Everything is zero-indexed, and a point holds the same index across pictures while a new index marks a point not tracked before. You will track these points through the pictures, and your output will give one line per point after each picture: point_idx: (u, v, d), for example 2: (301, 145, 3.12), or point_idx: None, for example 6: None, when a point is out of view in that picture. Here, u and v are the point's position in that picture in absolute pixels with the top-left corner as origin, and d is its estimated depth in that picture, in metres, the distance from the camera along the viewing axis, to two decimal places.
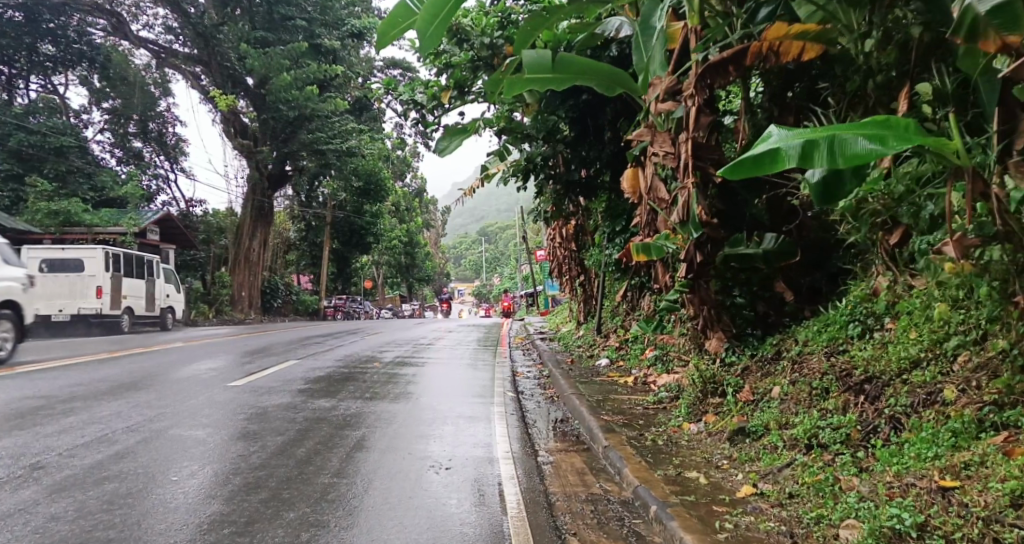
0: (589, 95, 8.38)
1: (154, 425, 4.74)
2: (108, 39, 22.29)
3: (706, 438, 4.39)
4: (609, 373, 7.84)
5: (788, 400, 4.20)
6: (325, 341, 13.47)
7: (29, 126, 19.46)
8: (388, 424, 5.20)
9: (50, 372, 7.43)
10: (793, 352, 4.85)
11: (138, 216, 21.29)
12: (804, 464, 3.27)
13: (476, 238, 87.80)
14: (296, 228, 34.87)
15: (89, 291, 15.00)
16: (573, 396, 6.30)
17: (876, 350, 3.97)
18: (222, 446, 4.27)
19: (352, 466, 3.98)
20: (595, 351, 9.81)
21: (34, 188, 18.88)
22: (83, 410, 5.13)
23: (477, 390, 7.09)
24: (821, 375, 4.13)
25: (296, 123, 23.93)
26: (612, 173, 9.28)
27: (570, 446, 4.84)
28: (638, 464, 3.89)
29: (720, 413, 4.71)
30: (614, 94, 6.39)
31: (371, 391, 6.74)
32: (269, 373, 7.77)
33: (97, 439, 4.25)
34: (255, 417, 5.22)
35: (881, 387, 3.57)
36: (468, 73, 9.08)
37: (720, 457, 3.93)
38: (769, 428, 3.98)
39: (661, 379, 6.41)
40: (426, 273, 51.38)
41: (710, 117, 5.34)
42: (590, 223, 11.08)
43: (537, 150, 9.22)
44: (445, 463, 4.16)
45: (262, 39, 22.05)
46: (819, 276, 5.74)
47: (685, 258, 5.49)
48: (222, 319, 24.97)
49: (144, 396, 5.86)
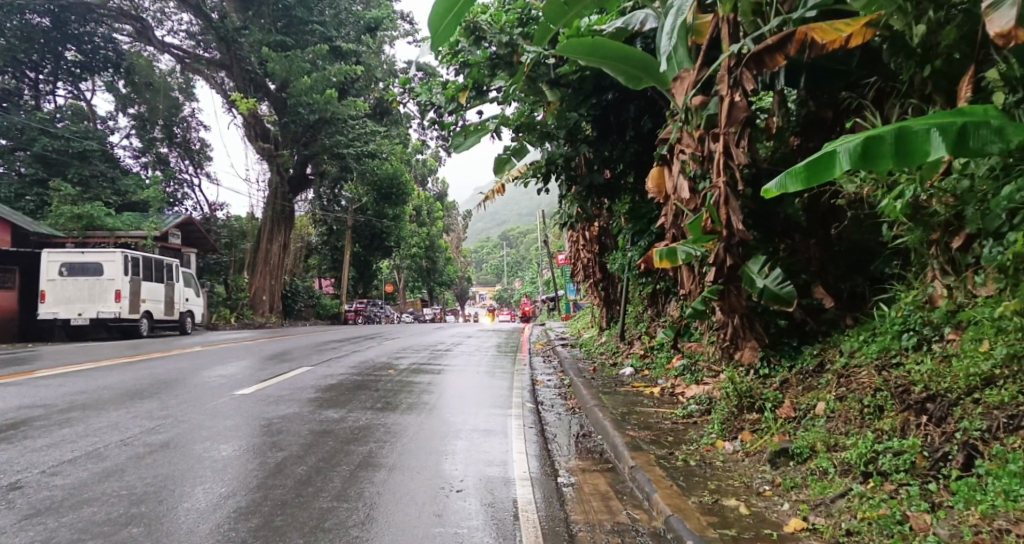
0: (613, 93, 8.07)
1: (150, 438, 4.49)
2: (133, 45, 22.49)
3: (743, 459, 4.00)
4: (633, 382, 7.46)
5: (836, 419, 3.83)
6: (343, 347, 13.23)
7: (53, 131, 19.64)
8: (399, 438, 4.88)
9: (58, 379, 7.26)
10: (838, 365, 4.45)
11: (160, 220, 21.38)
12: (863, 496, 2.87)
13: (497, 242, 87.48)
14: (317, 233, 34.91)
15: (107, 295, 14.99)
16: (596, 407, 5.94)
17: (937, 365, 3.56)
18: (219, 463, 4.00)
19: (355, 488, 3.65)
20: (618, 358, 9.42)
21: (58, 192, 19.00)
22: (83, 420, 4.93)
23: (495, 400, 6.76)
24: (873, 391, 3.75)
25: (316, 127, 23.92)
26: (636, 174, 8.95)
27: (594, 465, 4.46)
28: (669, 489, 3.50)
29: (758, 430, 4.32)
30: (642, 86, 6.15)
31: (383, 401, 6.43)
32: (281, 381, 7.54)
33: (86, 455, 4.00)
34: (257, 430, 4.94)
35: (948, 407, 3.15)
36: (486, 72, 8.76)
37: (762, 482, 3.53)
38: (817, 451, 3.59)
39: (690, 390, 6.01)
40: (448, 277, 51.20)
41: (746, 112, 5.00)
42: (614, 225, 10.70)
43: (559, 150, 8.80)
44: (457, 485, 3.81)
45: (282, 44, 22.01)
46: (863, 283, 5.27)
47: (715, 261, 5.27)
48: (242, 324, 24.94)
49: (147, 406, 5.63)
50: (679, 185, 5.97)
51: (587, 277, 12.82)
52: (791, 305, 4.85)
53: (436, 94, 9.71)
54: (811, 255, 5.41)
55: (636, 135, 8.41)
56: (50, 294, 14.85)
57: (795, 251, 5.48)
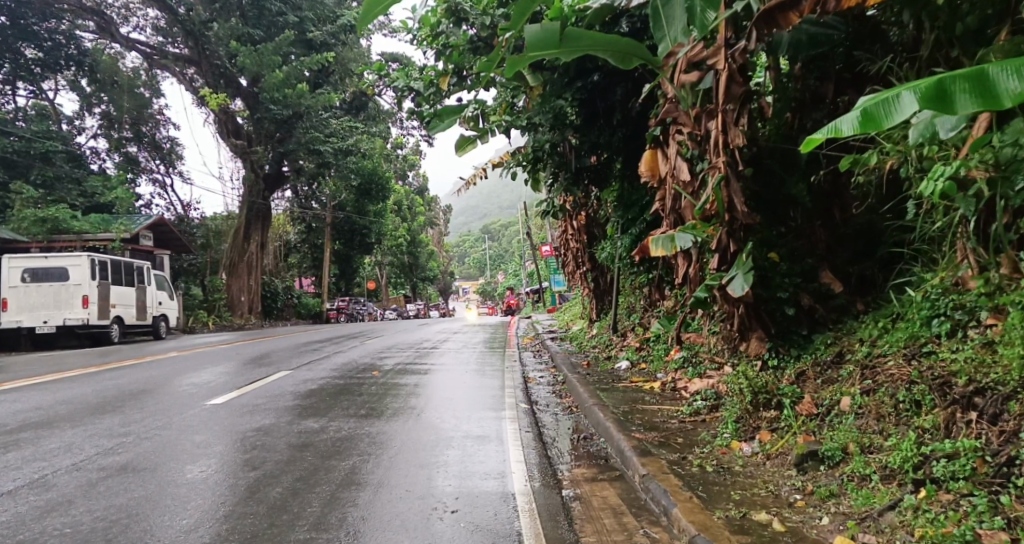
0: (600, 74, 7.54)
1: (105, 461, 4.01)
2: (97, 43, 21.66)
3: (766, 462, 3.65)
4: (631, 378, 7.09)
5: (866, 416, 3.51)
6: (325, 347, 12.69)
7: (12, 131, 18.82)
8: (385, 450, 4.47)
9: (16, 393, 6.73)
10: (860, 356, 4.13)
11: (129, 220, 20.64)
12: (915, 508, 2.55)
13: (479, 236, 86.83)
14: (297, 231, 34.23)
15: (75, 300, 14.33)
16: (596, 407, 5.55)
17: (980, 354, 3.23)
18: (181, 489, 3.55)
19: (337, 513, 3.23)
20: (612, 351, 9.06)
21: (20, 194, 18.14)
22: (32, 442, 4.44)
23: (487, 402, 6.37)
24: (907, 385, 3.44)
25: (291, 122, 23.20)
26: (624, 159, 8.58)
27: (600, 473, 4.08)
28: (689, 502, 3.13)
29: (778, 430, 3.97)
30: (631, 67, 5.58)
31: (366, 407, 5.99)
32: (259, 388, 7.08)
33: (30, 485, 3.53)
34: (228, 446, 4.48)
35: (1001, 402, 2.82)
36: (468, 56, 8.32)
37: (791, 491, 3.18)
38: (850, 453, 3.25)
39: (692, 385, 5.66)
40: (430, 272, 50.69)
41: (742, 87, 4.80)
42: (603, 213, 10.30)
43: (544, 138, 8.26)
44: (450, 504, 3.41)
45: (251, 36, 21.36)
46: (871, 266, 4.91)
47: (717, 247, 5.01)
48: (220, 326, 24.21)
49: (107, 422, 5.13)
50: (675, 167, 5.65)
51: (576, 267, 12.42)
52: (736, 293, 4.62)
53: (414, 81, 9.19)
54: (817, 237, 5.04)
55: (624, 118, 8.05)
56: (12, 302, 14.11)
57: (800, 234, 5.15)
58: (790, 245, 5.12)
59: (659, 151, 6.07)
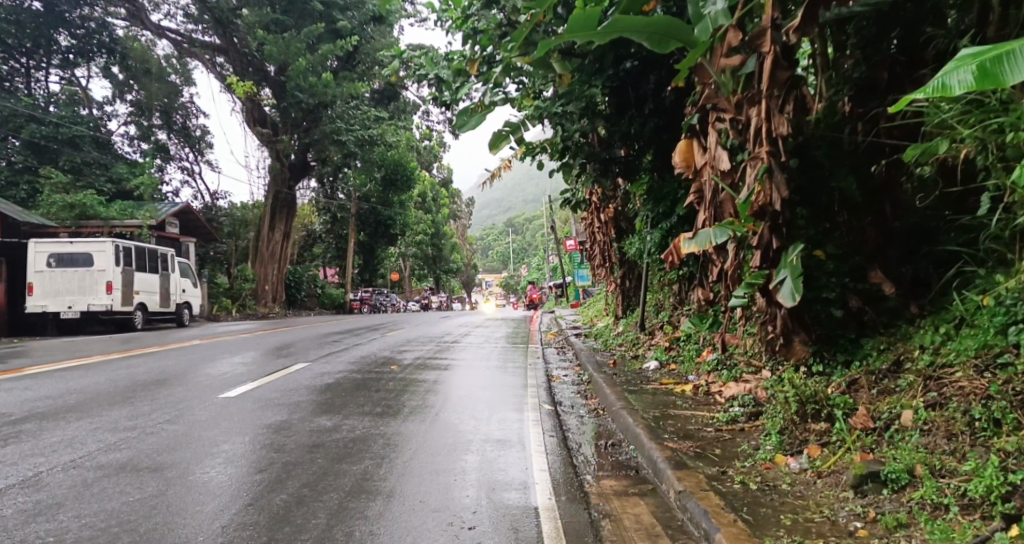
0: (632, 61, 7.16)
1: (106, 459, 3.81)
2: (128, 30, 21.78)
3: (816, 481, 3.30)
4: (660, 379, 6.75)
5: (933, 433, 3.14)
6: (346, 339, 12.55)
7: (42, 117, 18.97)
8: (399, 453, 4.20)
9: (29, 381, 6.62)
10: (921, 365, 3.74)
11: (155, 208, 20.79)
12: None
13: (503, 229, 86.53)
14: (322, 222, 34.34)
15: (98, 286, 14.37)
16: (624, 411, 5.21)
17: None
18: (180, 493, 3.31)
19: (344, 527, 2.96)
20: (639, 350, 8.72)
21: (49, 180, 18.34)
22: (36, 435, 4.27)
23: (508, 402, 6.07)
24: (983, 400, 3.08)
25: (317, 112, 23.15)
26: (655, 152, 8.23)
27: (630, 486, 3.75)
28: (734, 527, 2.79)
29: (829, 445, 3.60)
30: (667, 51, 5.06)
31: (383, 404, 5.73)
32: (275, 381, 6.88)
33: (21, 484, 3.33)
34: (236, 446, 4.25)
35: None
36: (496, 41, 7.91)
37: (850, 517, 2.82)
38: (918, 477, 2.88)
39: (727, 389, 5.31)
40: (453, 264, 50.59)
41: (787, 72, 4.41)
42: (632, 207, 9.92)
43: (573, 127, 7.70)
44: (468, 519, 3.12)
45: (279, 24, 21.23)
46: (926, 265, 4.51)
47: (759, 244, 4.59)
48: (243, 314, 24.33)
49: (116, 415, 4.96)
50: (713, 157, 5.26)
51: (601, 262, 12.05)
52: (792, 301, 4.22)
53: (441, 70, 8.90)
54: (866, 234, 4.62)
55: (656, 107, 7.69)
56: (38, 286, 14.20)
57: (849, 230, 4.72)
58: (838, 242, 4.71)
59: (696, 141, 5.69)
